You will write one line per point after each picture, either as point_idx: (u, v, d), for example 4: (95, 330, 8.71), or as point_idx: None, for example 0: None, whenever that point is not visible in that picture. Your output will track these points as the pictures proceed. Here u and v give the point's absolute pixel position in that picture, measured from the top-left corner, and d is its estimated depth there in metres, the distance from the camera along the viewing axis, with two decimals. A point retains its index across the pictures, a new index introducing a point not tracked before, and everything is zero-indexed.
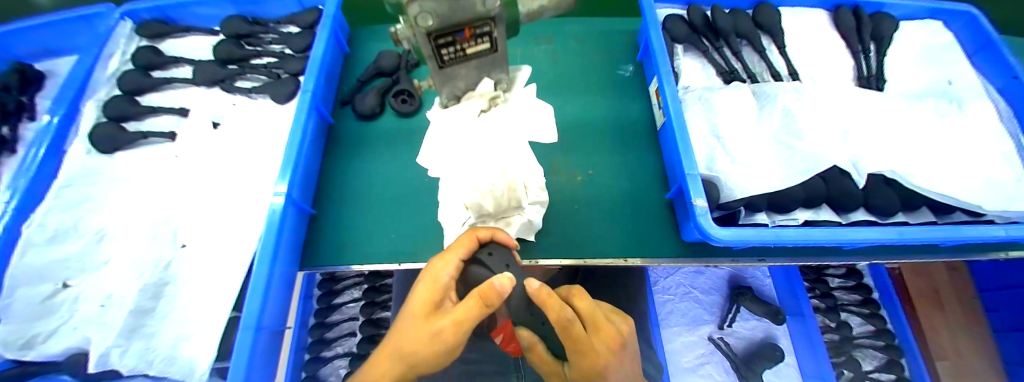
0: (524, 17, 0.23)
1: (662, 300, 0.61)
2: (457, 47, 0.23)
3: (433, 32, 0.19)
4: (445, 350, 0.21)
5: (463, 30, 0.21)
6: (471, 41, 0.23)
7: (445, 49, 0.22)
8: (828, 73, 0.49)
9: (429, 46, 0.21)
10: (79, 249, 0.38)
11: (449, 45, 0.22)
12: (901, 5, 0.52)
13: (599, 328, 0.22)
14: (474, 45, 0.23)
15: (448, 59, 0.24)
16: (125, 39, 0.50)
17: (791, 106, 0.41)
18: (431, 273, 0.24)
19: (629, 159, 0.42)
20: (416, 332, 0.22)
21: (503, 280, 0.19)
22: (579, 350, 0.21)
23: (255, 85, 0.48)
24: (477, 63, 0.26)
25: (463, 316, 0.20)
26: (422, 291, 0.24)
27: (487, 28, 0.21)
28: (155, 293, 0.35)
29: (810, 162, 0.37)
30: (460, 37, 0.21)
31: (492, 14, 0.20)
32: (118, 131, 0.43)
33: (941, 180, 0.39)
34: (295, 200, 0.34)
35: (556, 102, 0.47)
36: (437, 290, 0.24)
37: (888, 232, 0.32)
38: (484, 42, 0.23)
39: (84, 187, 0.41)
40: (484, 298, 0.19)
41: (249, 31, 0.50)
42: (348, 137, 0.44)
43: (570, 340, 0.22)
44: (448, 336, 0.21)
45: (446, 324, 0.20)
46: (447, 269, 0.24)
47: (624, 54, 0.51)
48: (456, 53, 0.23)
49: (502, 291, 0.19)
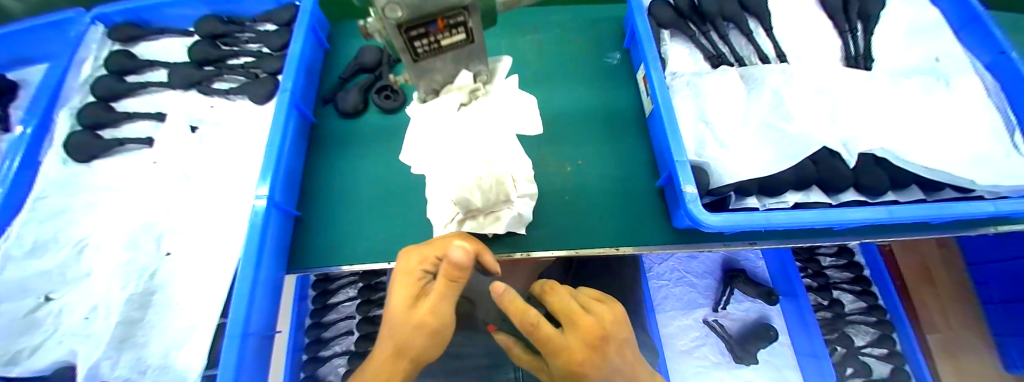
0: (501, 5, 0.23)
1: (657, 285, 0.61)
2: (431, 39, 0.22)
3: (404, 24, 0.19)
4: (434, 329, 0.23)
5: (436, 21, 0.20)
6: (445, 32, 0.22)
7: (418, 41, 0.22)
8: (816, 54, 0.49)
9: (402, 38, 0.21)
10: (59, 261, 0.37)
11: (422, 37, 0.21)
12: None
13: (576, 323, 0.23)
14: (448, 36, 0.23)
15: (423, 51, 0.23)
16: (97, 44, 0.48)
17: (779, 89, 0.41)
18: (402, 272, 0.25)
19: (617, 148, 0.42)
20: (405, 326, 0.22)
21: (458, 252, 0.21)
22: (556, 349, 0.22)
23: (233, 85, 0.47)
24: (454, 54, 0.26)
25: (442, 292, 0.22)
26: (399, 292, 0.24)
27: (460, 18, 0.21)
28: (142, 303, 0.35)
29: (799, 144, 0.37)
30: (433, 28, 0.21)
31: (465, 3, 0.19)
32: (93, 139, 0.42)
33: (929, 157, 0.39)
34: (278, 202, 0.34)
35: (542, 92, 0.47)
36: (412, 286, 0.24)
37: (878, 211, 0.32)
38: (458, 32, 0.23)
39: (62, 197, 0.40)
40: (453, 269, 0.21)
41: (225, 30, 0.48)
42: (332, 135, 0.43)
43: (542, 342, 0.22)
44: (434, 318, 0.22)
45: (427, 310, 0.22)
46: (415, 262, 0.24)
47: (610, 42, 0.51)
48: (430, 46, 0.23)
49: (460, 262, 0.21)
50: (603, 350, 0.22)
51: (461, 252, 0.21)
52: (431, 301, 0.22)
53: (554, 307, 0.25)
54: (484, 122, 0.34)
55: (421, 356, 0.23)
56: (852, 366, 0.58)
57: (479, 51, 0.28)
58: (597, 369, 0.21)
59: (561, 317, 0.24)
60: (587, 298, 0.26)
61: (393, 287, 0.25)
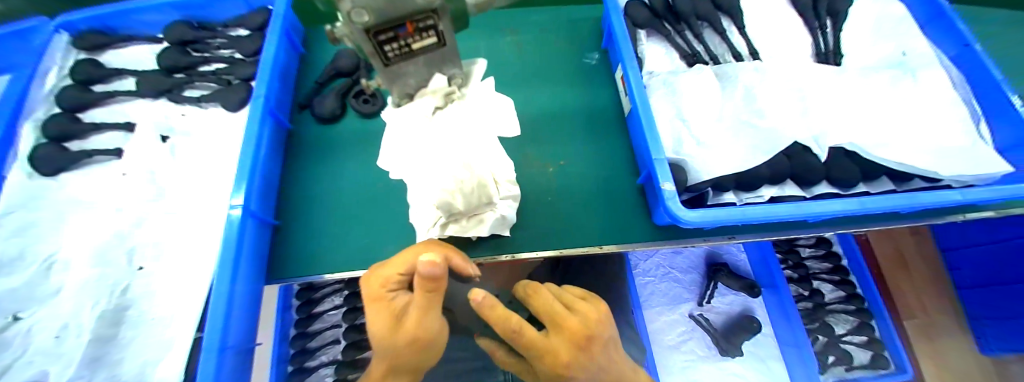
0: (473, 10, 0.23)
1: (643, 282, 0.62)
2: (401, 43, 0.22)
3: (372, 29, 0.19)
4: (423, 344, 0.22)
5: (404, 25, 0.20)
6: (415, 36, 0.22)
7: (388, 45, 0.22)
8: (787, 51, 0.51)
9: (372, 43, 0.21)
10: (26, 280, 0.35)
11: (392, 40, 0.21)
12: None
13: (561, 325, 0.23)
14: (420, 40, 0.23)
15: (394, 55, 0.23)
16: (62, 53, 0.46)
17: (751, 86, 0.42)
18: (374, 297, 0.23)
19: (598, 148, 0.42)
20: (392, 350, 0.21)
21: (427, 263, 0.18)
22: (541, 352, 0.21)
23: (204, 93, 0.46)
24: (427, 58, 0.26)
25: (422, 309, 0.21)
26: (374, 318, 0.23)
27: (430, 21, 0.21)
28: (115, 320, 0.34)
29: (771, 140, 0.38)
30: (402, 32, 0.21)
31: (433, 7, 0.19)
32: (59, 150, 0.41)
33: (895, 149, 0.41)
34: (253, 211, 0.33)
35: (524, 94, 0.47)
36: (388, 307, 0.22)
37: (849, 204, 0.33)
38: (429, 36, 0.23)
39: (27, 212, 0.38)
40: (427, 284, 0.20)
41: (195, 36, 0.47)
42: (310, 141, 0.43)
43: (527, 346, 0.22)
44: (421, 335, 0.21)
45: (410, 330, 0.21)
46: (381, 285, 0.23)
47: (590, 42, 0.51)
48: (400, 50, 0.23)
49: (433, 275, 0.19)
50: (589, 350, 0.22)
51: (427, 265, 0.18)
52: (413, 318, 0.21)
53: (538, 310, 0.25)
54: (460, 124, 0.35)
55: (417, 366, 0.23)
56: (833, 354, 0.59)
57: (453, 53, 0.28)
58: (583, 370, 0.21)
59: (546, 320, 0.24)
60: (570, 296, 0.26)
61: (369, 314, 0.23)
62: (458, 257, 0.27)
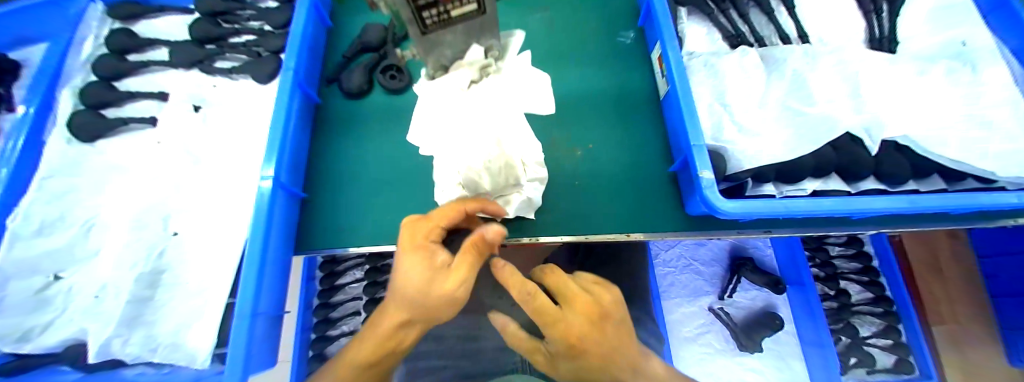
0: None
1: (663, 272, 0.61)
2: (441, 10, 0.23)
3: None
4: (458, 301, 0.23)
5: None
6: (454, 2, 0.22)
7: (426, 11, 0.22)
8: (840, 35, 0.48)
9: (413, 9, 0.21)
10: (68, 240, 0.37)
11: (430, 7, 0.21)
12: None
13: (573, 301, 0.22)
14: (459, 7, 0.23)
15: (431, 23, 0.24)
16: (97, 22, 0.47)
17: (801, 71, 0.40)
18: (410, 249, 0.24)
19: (628, 132, 0.41)
20: (427, 301, 0.22)
21: (493, 231, 0.22)
22: (553, 322, 0.21)
23: (235, 65, 0.45)
24: (464, 23, 0.26)
25: (468, 266, 0.23)
26: (411, 266, 0.23)
27: None
28: (152, 282, 0.35)
29: (822, 128, 0.35)
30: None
31: None
32: (97, 118, 0.42)
33: (957, 145, 0.37)
34: (284, 184, 0.33)
35: (555, 72, 0.45)
36: (429, 258, 0.23)
37: (898, 202, 0.31)
38: (469, 2, 0.23)
39: (68, 177, 0.39)
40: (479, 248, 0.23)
41: (226, 7, 0.46)
42: (337, 116, 0.42)
43: (540, 316, 0.22)
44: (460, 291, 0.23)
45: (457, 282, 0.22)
46: (423, 236, 0.24)
47: (625, 20, 0.49)
48: (438, 17, 0.23)
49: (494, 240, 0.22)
50: (603, 326, 0.22)
51: (494, 233, 0.22)
52: (460, 273, 0.23)
53: (550, 286, 0.24)
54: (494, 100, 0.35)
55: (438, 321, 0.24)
56: (855, 356, 0.58)
57: (488, 17, 0.28)
58: (592, 341, 0.21)
59: (557, 296, 0.24)
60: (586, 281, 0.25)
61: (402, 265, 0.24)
62: (491, 207, 0.30)
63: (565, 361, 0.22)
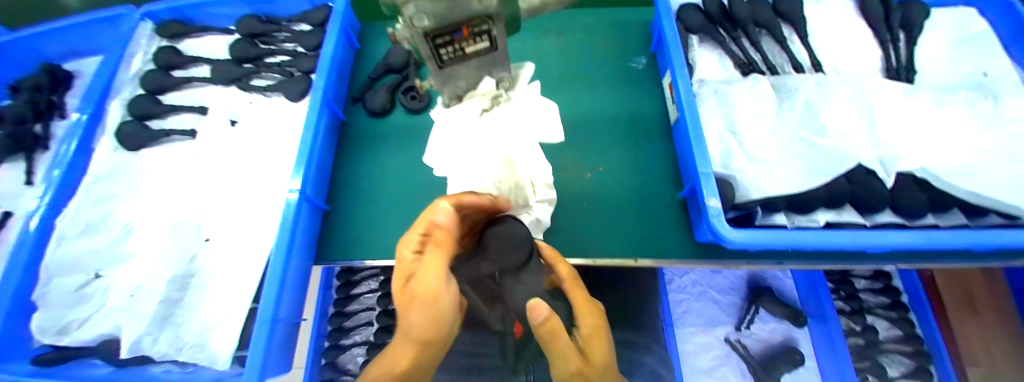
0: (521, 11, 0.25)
1: (677, 299, 0.60)
2: (456, 48, 0.25)
3: (430, 32, 0.21)
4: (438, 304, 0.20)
5: (460, 30, 0.22)
6: (469, 40, 0.24)
7: (444, 49, 0.24)
8: (854, 66, 0.50)
9: (433, 48, 0.24)
10: (109, 241, 0.40)
11: (447, 44, 0.24)
12: None
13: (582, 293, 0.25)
14: (473, 45, 0.25)
15: (448, 58, 0.26)
16: (146, 40, 0.51)
17: (811, 99, 0.42)
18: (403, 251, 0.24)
19: (640, 155, 0.42)
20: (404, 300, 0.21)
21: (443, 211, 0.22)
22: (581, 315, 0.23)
23: (270, 83, 0.48)
24: (479, 59, 0.28)
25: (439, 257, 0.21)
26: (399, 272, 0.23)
27: (484, 27, 0.23)
28: (182, 284, 0.37)
29: (831, 161, 0.36)
30: (458, 37, 0.23)
31: (488, 14, 0.21)
32: (142, 128, 0.45)
33: (976, 180, 0.37)
34: (309, 196, 0.35)
35: (571, 94, 0.47)
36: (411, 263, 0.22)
37: (910, 237, 0.30)
38: (483, 41, 0.25)
39: (114, 182, 0.43)
40: (448, 239, 0.22)
41: (263, 29, 0.50)
42: (360, 132, 0.45)
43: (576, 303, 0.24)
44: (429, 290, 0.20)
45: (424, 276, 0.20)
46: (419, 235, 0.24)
47: (638, 46, 0.51)
48: (454, 53, 0.25)
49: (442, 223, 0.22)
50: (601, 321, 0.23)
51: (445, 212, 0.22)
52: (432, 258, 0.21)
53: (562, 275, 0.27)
54: (507, 127, 0.38)
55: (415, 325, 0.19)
56: None
57: (500, 57, 0.31)
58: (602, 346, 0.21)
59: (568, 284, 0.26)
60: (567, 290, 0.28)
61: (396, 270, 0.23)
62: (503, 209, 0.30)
63: (598, 349, 0.20)
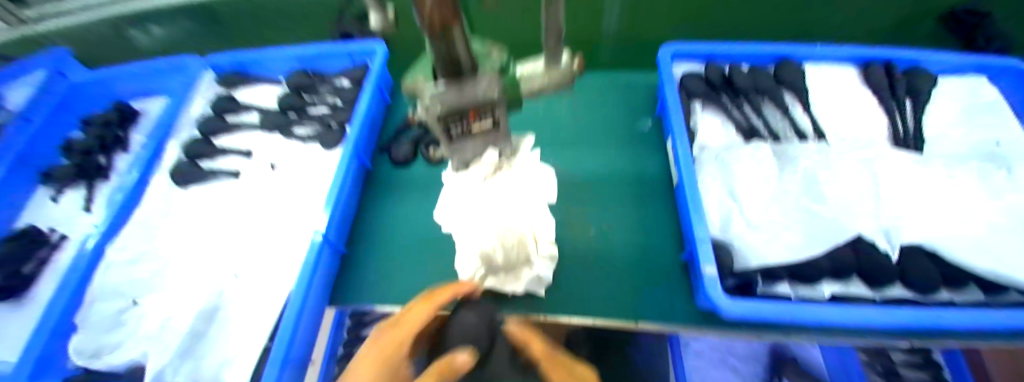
0: (525, 99, 0.22)
1: (692, 365, 0.54)
2: (460, 123, 0.20)
3: (442, 117, 0.19)
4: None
5: (471, 114, 0.19)
6: (480, 123, 0.21)
7: (454, 128, 0.21)
8: (858, 135, 0.51)
9: (432, 119, 0.19)
10: (150, 271, 0.44)
11: (457, 125, 0.20)
12: (939, 61, 0.54)
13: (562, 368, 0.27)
14: (479, 124, 0.21)
15: (458, 137, 0.23)
16: (206, 88, 0.58)
17: (812, 169, 0.43)
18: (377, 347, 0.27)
19: (643, 215, 0.43)
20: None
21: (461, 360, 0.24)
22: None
23: (308, 131, 0.53)
24: (482, 139, 0.24)
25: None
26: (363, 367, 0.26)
27: (496, 113, 0.20)
28: (208, 317, 0.40)
29: (831, 230, 0.38)
30: (468, 119, 0.20)
31: (499, 104, 0.18)
32: (194, 168, 0.51)
33: (985, 258, 0.37)
34: (331, 241, 0.38)
35: (580, 152, 0.50)
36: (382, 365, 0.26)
37: (919, 316, 0.30)
38: (495, 124, 0.22)
39: (163, 216, 0.48)
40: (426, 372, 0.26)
41: (309, 83, 0.56)
42: (384, 180, 0.49)
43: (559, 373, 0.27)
44: None
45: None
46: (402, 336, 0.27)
47: (645, 109, 0.55)
48: (464, 132, 0.22)
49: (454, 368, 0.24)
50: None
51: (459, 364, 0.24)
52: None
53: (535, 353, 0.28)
54: (511, 190, 0.40)
55: None
56: None
57: (506, 138, 0.27)
58: None
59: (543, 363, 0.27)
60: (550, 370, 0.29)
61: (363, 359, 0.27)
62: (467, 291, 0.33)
63: None
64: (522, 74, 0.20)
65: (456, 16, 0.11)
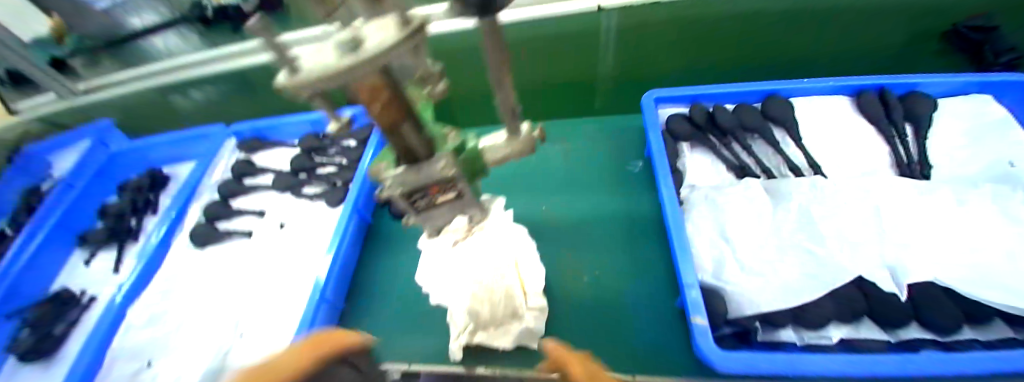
0: (489, 168, 0.24)
1: None
2: (424, 197, 0.22)
3: (402, 194, 0.20)
4: None
5: (428, 189, 0.21)
6: (442, 195, 0.22)
7: (416, 202, 0.22)
8: (851, 166, 0.51)
9: (395, 195, 0.20)
10: (166, 332, 0.46)
11: (419, 199, 0.22)
12: (936, 83, 0.52)
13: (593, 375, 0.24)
14: (443, 196, 0.22)
15: (423, 210, 0.24)
16: (229, 154, 0.64)
17: (807, 206, 0.43)
18: None
19: (637, 260, 0.44)
20: None
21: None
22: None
23: (316, 190, 0.57)
24: (450, 207, 0.25)
25: None
26: None
27: (454, 185, 0.22)
28: (213, 378, 0.41)
29: (830, 271, 0.37)
30: (429, 193, 0.21)
31: (454, 176, 0.20)
32: (211, 230, 0.55)
33: (1003, 292, 0.35)
34: (325, 298, 0.40)
35: (571, 198, 0.52)
36: None
37: (925, 363, 0.29)
38: (456, 193, 0.23)
39: (181, 276, 0.51)
40: None
41: (319, 145, 0.60)
42: (385, 233, 0.51)
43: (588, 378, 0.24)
44: None
45: None
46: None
47: (634, 152, 0.56)
48: (428, 205, 0.23)
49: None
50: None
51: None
52: None
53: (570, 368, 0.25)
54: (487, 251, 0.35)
55: None
56: None
57: (477, 207, 0.27)
58: None
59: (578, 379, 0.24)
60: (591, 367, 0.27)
61: None
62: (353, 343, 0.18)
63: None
64: (483, 147, 0.23)
65: (391, 99, 0.14)
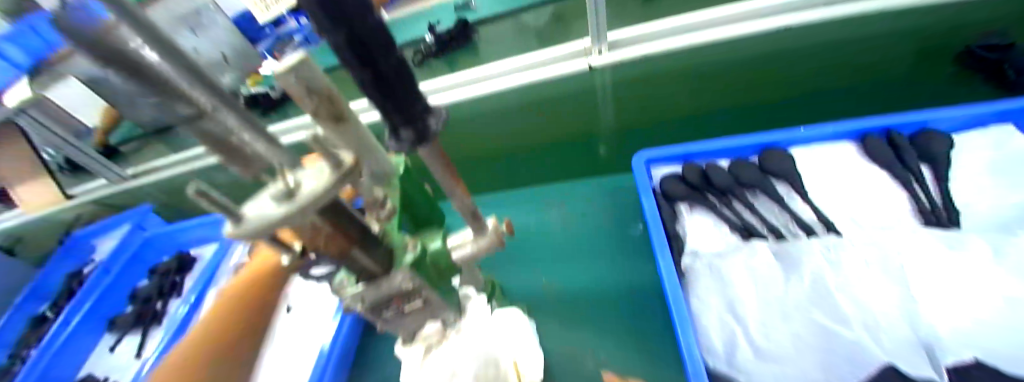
0: (457, 266, 0.28)
1: None
2: (391, 307, 0.25)
3: (367, 305, 0.24)
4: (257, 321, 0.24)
5: (392, 301, 0.24)
6: (406, 305, 0.25)
7: (383, 312, 0.25)
8: (869, 217, 0.48)
9: (361, 306, 0.24)
10: None
11: (385, 310, 0.25)
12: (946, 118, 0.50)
13: None
14: (408, 305, 0.25)
15: (390, 318, 0.26)
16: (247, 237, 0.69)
17: (822, 270, 0.40)
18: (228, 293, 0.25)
19: (642, 336, 0.44)
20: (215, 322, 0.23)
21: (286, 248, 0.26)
22: None
23: None
24: (418, 314, 0.27)
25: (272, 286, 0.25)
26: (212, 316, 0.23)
27: (417, 296, 0.24)
28: None
29: (856, 356, 0.35)
30: (392, 305, 0.24)
31: (415, 288, 0.23)
32: None
33: None
34: None
35: (571, 267, 0.52)
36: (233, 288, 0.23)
37: None
38: (419, 302, 0.25)
39: None
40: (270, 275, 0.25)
41: None
42: None
43: None
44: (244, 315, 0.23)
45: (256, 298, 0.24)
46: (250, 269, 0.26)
47: (632, 213, 0.56)
48: (395, 313, 0.26)
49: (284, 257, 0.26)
50: None
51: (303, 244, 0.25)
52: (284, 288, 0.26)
53: None
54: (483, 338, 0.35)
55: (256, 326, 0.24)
56: None
57: (448, 309, 0.30)
58: None
59: None
60: None
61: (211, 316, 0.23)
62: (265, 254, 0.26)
63: None
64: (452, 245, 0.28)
65: (332, 233, 0.19)
